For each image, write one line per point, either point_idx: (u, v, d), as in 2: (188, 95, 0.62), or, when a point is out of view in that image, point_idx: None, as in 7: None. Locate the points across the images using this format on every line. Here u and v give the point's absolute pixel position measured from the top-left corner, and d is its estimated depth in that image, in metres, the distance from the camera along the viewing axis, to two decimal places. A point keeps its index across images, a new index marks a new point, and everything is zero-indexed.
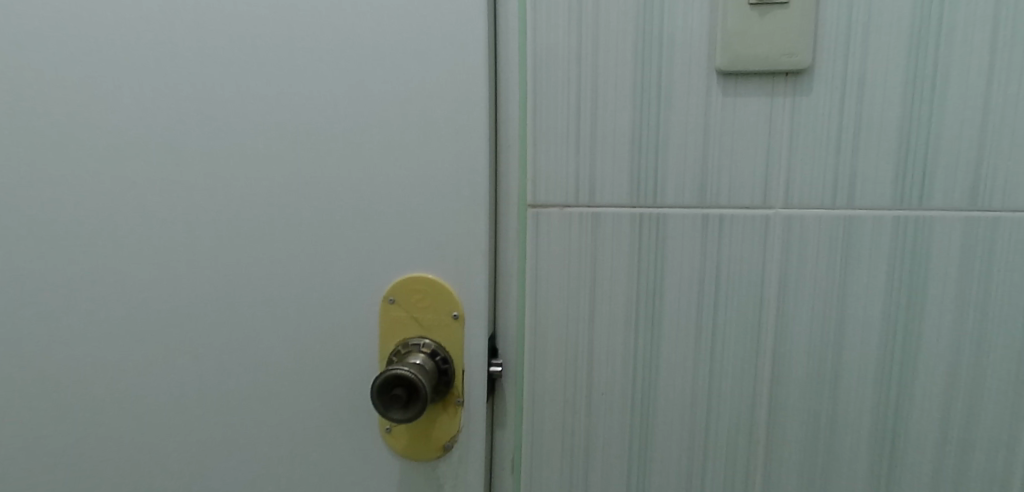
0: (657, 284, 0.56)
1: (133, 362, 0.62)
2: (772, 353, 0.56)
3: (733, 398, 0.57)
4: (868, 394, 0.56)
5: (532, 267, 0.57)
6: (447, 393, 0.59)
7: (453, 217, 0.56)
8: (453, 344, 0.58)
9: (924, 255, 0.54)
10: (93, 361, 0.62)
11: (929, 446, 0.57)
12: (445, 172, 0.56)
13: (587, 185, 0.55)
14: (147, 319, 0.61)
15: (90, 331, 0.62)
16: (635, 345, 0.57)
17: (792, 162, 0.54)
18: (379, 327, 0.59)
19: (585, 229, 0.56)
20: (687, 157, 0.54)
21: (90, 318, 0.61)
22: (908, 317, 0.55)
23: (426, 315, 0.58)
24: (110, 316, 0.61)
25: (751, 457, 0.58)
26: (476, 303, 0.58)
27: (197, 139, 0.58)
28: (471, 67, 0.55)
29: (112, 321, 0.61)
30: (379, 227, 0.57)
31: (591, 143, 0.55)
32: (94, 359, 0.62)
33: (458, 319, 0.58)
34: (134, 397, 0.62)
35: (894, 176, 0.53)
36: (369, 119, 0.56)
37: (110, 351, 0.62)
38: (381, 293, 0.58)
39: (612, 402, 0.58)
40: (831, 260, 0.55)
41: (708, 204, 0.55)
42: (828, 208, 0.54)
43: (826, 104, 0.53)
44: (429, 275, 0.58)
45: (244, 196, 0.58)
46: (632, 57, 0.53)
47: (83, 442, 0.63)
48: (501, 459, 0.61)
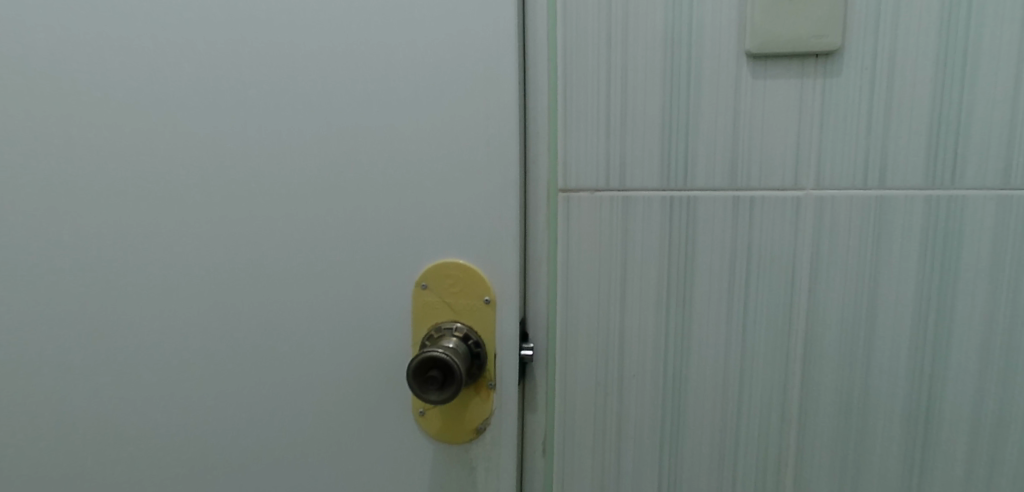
0: (688, 266, 0.56)
1: (174, 349, 0.63)
2: (805, 333, 0.57)
3: (765, 379, 0.57)
4: (902, 375, 0.56)
5: (564, 250, 0.58)
6: (480, 376, 0.59)
7: (485, 203, 0.57)
8: (485, 328, 0.59)
9: (957, 234, 0.54)
10: (135, 349, 0.64)
11: (964, 425, 0.57)
12: (476, 158, 0.57)
13: (617, 169, 0.56)
14: (187, 308, 0.62)
15: (131, 320, 0.63)
16: (666, 327, 0.58)
17: (824, 143, 0.54)
18: (412, 313, 0.60)
19: (616, 212, 0.56)
20: (717, 140, 0.54)
21: (131, 307, 0.63)
22: (941, 296, 0.55)
23: (458, 300, 0.59)
24: (150, 306, 0.63)
25: (784, 437, 0.58)
26: (507, 286, 0.58)
27: (233, 130, 0.60)
28: (501, 54, 0.55)
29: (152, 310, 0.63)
30: (412, 214, 0.58)
31: (622, 128, 0.55)
32: (136, 347, 0.64)
33: (490, 303, 0.59)
34: (176, 383, 0.64)
35: (926, 155, 0.53)
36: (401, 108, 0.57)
37: (151, 339, 0.63)
38: (414, 279, 0.59)
39: (643, 384, 0.59)
40: (863, 240, 0.55)
41: (739, 186, 0.55)
42: (859, 188, 0.54)
43: (857, 84, 0.53)
44: (461, 260, 0.59)
45: (280, 185, 0.60)
46: (662, 42, 0.54)
47: (125, 428, 0.65)
48: (533, 443, 0.62)
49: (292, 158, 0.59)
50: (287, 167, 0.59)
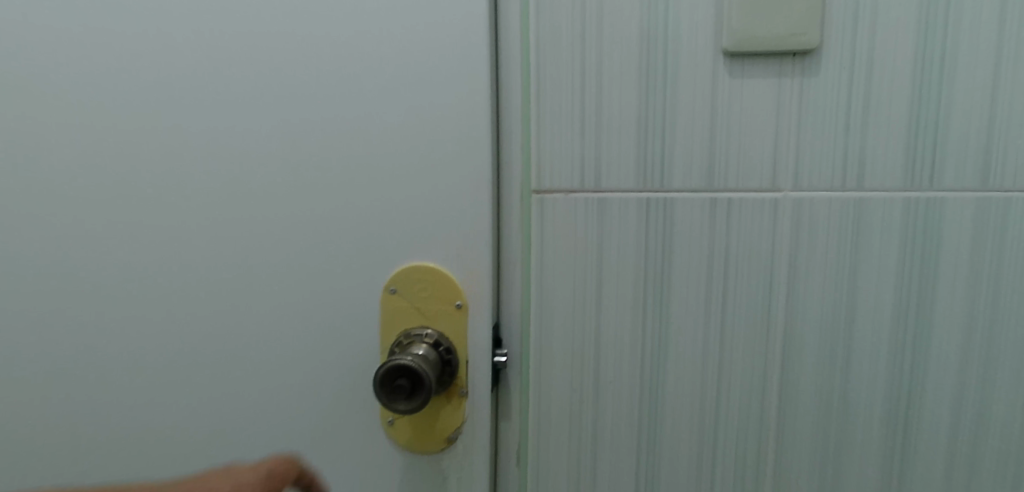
0: (665, 269, 0.55)
1: (129, 358, 0.60)
2: (783, 338, 0.55)
3: (744, 384, 0.56)
4: (881, 380, 0.56)
5: (538, 253, 0.56)
6: (451, 384, 0.57)
7: (455, 204, 0.55)
8: (457, 334, 0.57)
9: (935, 237, 0.53)
10: (87, 358, 0.60)
11: (943, 430, 0.56)
12: (447, 157, 0.55)
13: (592, 169, 0.54)
14: (144, 314, 0.60)
15: (83, 327, 0.60)
16: (643, 332, 0.56)
17: (802, 143, 0.53)
18: (380, 318, 0.58)
19: (591, 214, 0.55)
20: (694, 140, 0.53)
21: (84, 313, 0.60)
22: (919, 300, 0.54)
23: (429, 305, 0.57)
24: (104, 312, 0.60)
25: (763, 445, 0.57)
26: (480, 290, 0.56)
27: (192, 128, 0.57)
28: (473, 51, 0.53)
29: (107, 317, 0.60)
30: (380, 216, 0.56)
31: (597, 127, 0.53)
32: (89, 355, 0.60)
33: (462, 308, 0.57)
34: (132, 393, 0.61)
35: (904, 157, 0.52)
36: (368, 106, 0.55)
37: (105, 347, 0.60)
38: (383, 283, 0.57)
39: (620, 391, 0.57)
40: (841, 243, 0.54)
41: (716, 188, 0.53)
42: (837, 190, 0.53)
43: (835, 84, 0.52)
44: (431, 263, 0.57)
45: (242, 186, 0.57)
46: (637, 39, 0.52)
47: (78, 441, 0.62)
48: (507, 451, 0.60)
49: (255, 157, 0.57)
50: (249, 166, 0.57)
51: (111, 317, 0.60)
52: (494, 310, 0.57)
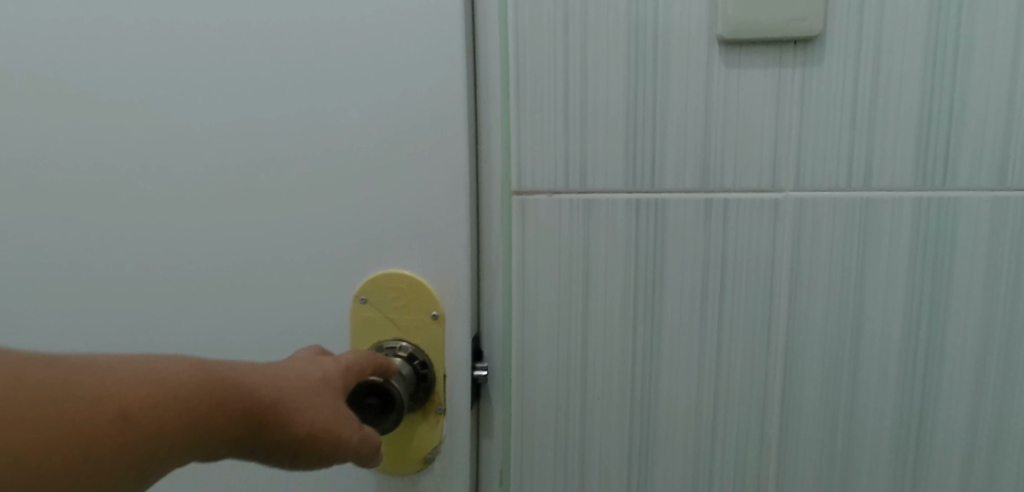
0: (657, 276, 0.51)
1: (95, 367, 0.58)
2: (785, 349, 0.51)
3: (743, 399, 0.52)
4: (890, 394, 0.51)
5: (519, 260, 0.52)
6: (428, 400, 0.53)
7: (430, 206, 0.51)
8: (433, 347, 0.53)
9: (948, 239, 0.49)
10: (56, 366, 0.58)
11: (958, 448, 0.52)
12: (421, 156, 0.51)
13: (578, 168, 0.50)
14: (109, 324, 0.57)
15: (49, 336, 0.58)
16: (634, 344, 0.52)
17: (804, 139, 0.49)
18: (351, 330, 0.54)
19: (577, 216, 0.51)
20: (688, 136, 0.49)
21: (49, 322, 0.58)
22: (931, 308, 0.50)
23: (403, 316, 0.53)
24: (69, 320, 0.57)
25: (763, 465, 0.53)
26: (458, 299, 0.52)
27: (152, 127, 0.54)
28: (445, 40, 0.49)
29: (71, 326, 0.57)
30: (350, 220, 0.52)
31: (582, 123, 0.49)
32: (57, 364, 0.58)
33: (439, 318, 0.53)
34: None
35: (915, 153, 0.48)
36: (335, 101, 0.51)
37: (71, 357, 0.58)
38: (354, 292, 0.53)
39: (609, 407, 0.53)
40: (847, 247, 0.50)
41: (712, 188, 0.49)
42: (843, 190, 0.49)
43: (839, 75, 0.48)
44: (405, 270, 0.52)
45: (205, 188, 0.54)
46: (625, 28, 0.48)
47: None
48: (489, 471, 0.56)
49: (218, 158, 0.53)
50: (213, 168, 0.53)
51: (76, 325, 0.57)
52: (473, 321, 0.53)
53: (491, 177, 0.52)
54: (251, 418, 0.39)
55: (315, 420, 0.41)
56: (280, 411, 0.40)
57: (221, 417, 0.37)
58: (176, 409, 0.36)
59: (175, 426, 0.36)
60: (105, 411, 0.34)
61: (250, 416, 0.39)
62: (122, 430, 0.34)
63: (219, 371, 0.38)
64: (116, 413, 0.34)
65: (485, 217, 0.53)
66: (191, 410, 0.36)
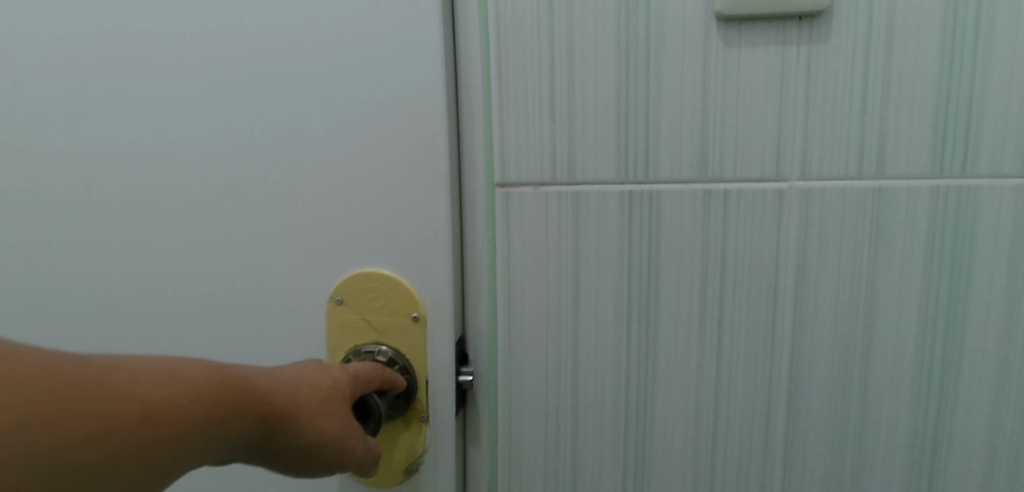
0: (652, 274, 0.47)
1: None
2: (790, 351, 0.48)
3: (745, 406, 0.49)
4: (904, 399, 0.48)
5: (504, 258, 0.48)
6: (409, 407, 0.50)
7: (409, 202, 0.48)
8: (415, 350, 0.50)
9: (968, 233, 0.46)
10: None
11: (977, 457, 0.48)
12: (396, 147, 0.47)
13: (566, 158, 0.46)
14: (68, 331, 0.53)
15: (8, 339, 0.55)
16: (628, 346, 0.48)
17: (811, 125, 0.45)
18: (326, 333, 0.50)
19: (565, 211, 0.47)
20: (684, 122, 0.45)
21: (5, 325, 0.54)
22: (949, 307, 0.47)
23: (381, 317, 0.50)
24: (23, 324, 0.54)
25: (767, 475, 0.50)
26: (439, 301, 0.49)
27: (109, 121, 0.50)
28: (422, 20, 0.46)
29: (28, 334, 0.54)
30: (321, 215, 0.49)
31: (569, 109, 0.46)
32: None
33: (421, 321, 0.49)
34: None
35: (931, 139, 0.45)
36: (303, 88, 0.47)
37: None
38: (328, 292, 0.50)
39: (602, 415, 0.50)
40: (857, 241, 0.46)
41: (710, 178, 0.46)
42: (852, 179, 0.45)
43: (848, 53, 0.44)
44: (384, 270, 0.49)
45: (168, 185, 0.50)
46: (615, 4, 0.44)
47: None
48: (476, 482, 0.53)
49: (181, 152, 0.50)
50: (176, 163, 0.50)
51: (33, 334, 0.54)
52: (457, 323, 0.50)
53: (474, 169, 0.49)
54: (267, 426, 0.38)
55: (326, 429, 0.40)
56: (295, 420, 0.39)
57: (239, 425, 0.37)
58: (200, 413, 0.35)
59: (198, 430, 0.35)
60: (135, 412, 0.33)
61: (267, 424, 0.38)
62: (149, 432, 0.33)
63: (237, 375, 0.37)
64: (141, 413, 0.33)
65: (467, 212, 0.50)
66: (213, 414, 0.35)
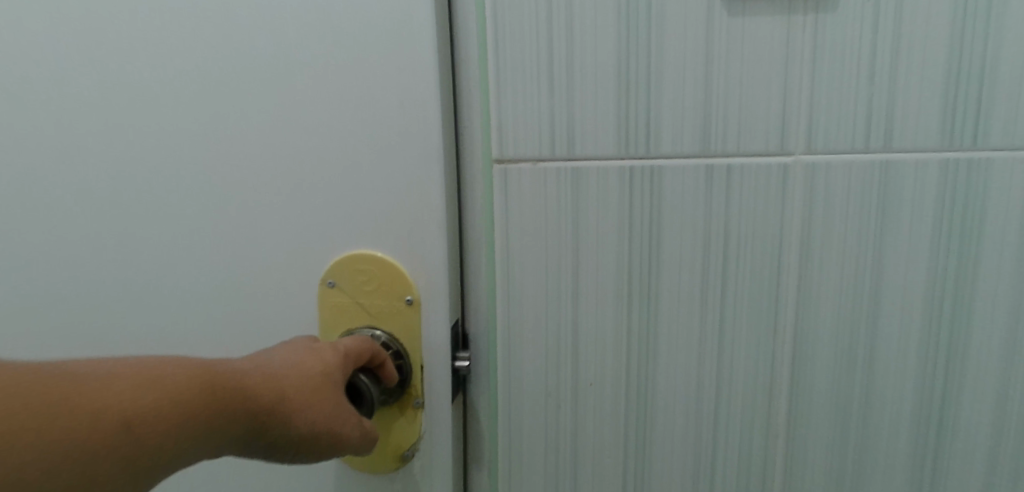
0: (653, 251, 0.46)
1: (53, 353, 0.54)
2: (794, 328, 0.47)
3: (747, 383, 0.48)
4: (910, 376, 0.47)
5: (502, 235, 0.48)
6: (404, 393, 0.50)
7: (404, 180, 0.47)
8: (410, 335, 0.49)
9: (978, 207, 0.44)
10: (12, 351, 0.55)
11: (984, 435, 0.48)
12: (393, 122, 0.46)
13: (564, 132, 0.45)
14: (67, 311, 0.53)
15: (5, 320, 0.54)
16: (629, 324, 0.48)
17: (817, 95, 0.43)
18: (319, 317, 0.50)
19: (564, 187, 0.46)
20: (686, 94, 0.44)
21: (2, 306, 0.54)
22: (957, 283, 0.46)
23: (375, 301, 0.49)
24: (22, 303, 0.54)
25: (769, 453, 0.49)
26: (435, 284, 0.48)
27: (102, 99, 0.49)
28: None
29: (28, 314, 0.54)
30: (314, 197, 0.48)
31: (567, 82, 0.45)
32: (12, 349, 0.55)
33: (416, 305, 0.49)
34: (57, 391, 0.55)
35: (941, 110, 0.43)
36: (293, 67, 0.46)
37: (31, 347, 0.54)
38: (321, 275, 0.49)
39: (603, 394, 0.49)
40: (863, 216, 0.45)
41: (713, 152, 0.45)
42: (859, 152, 0.44)
43: (856, 20, 0.42)
44: (378, 253, 0.48)
45: (163, 163, 0.49)
46: None
47: None
48: (476, 460, 0.53)
49: (175, 129, 0.49)
50: (169, 140, 0.49)
51: (34, 314, 0.54)
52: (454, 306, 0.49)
53: (472, 143, 0.48)
54: (251, 421, 0.38)
55: (315, 420, 0.40)
56: (280, 414, 0.39)
57: (221, 422, 0.37)
58: (177, 414, 0.35)
59: (177, 430, 0.35)
60: (109, 420, 0.33)
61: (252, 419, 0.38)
62: (126, 438, 0.33)
63: (217, 371, 0.37)
64: (118, 422, 0.33)
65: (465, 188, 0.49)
66: (192, 413, 0.35)
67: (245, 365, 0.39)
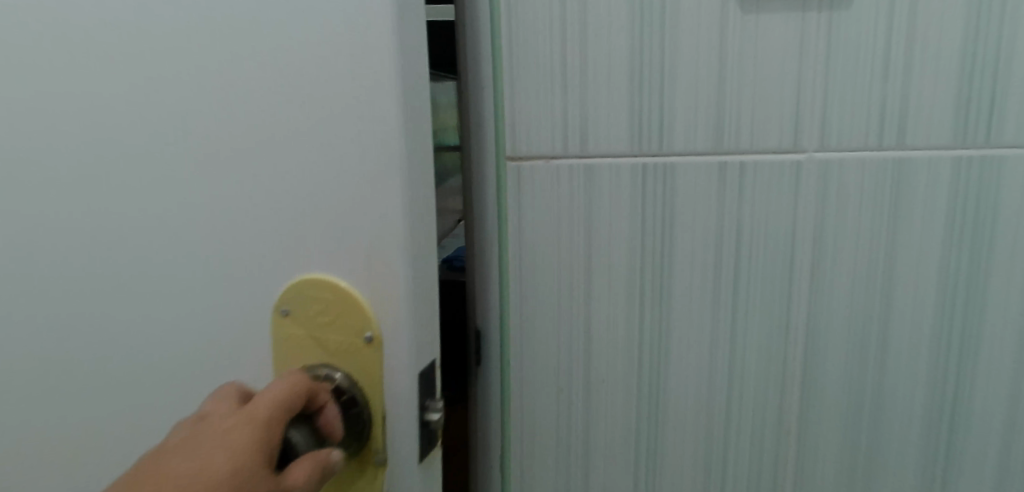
0: (665, 248, 0.46)
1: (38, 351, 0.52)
2: (807, 325, 0.47)
3: (760, 380, 0.48)
4: (921, 373, 0.47)
5: (515, 232, 0.48)
6: (364, 446, 0.43)
7: (364, 191, 0.39)
8: (369, 379, 0.42)
9: (992, 205, 0.44)
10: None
11: (994, 431, 0.48)
12: (354, 117, 0.38)
13: (578, 130, 0.45)
14: (57, 319, 0.50)
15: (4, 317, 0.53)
16: (640, 321, 0.48)
17: (830, 92, 0.44)
18: (276, 348, 0.44)
19: (577, 184, 0.46)
20: (699, 91, 0.44)
21: None
22: (969, 281, 0.46)
23: (332, 335, 0.43)
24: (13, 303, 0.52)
25: (780, 450, 0.49)
26: (398, 321, 0.41)
27: (73, 94, 0.45)
28: None
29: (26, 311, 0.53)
30: (269, 215, 0.42)
31: (581, 79, 0.45)
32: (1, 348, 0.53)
33: (375, 346, 0.41)
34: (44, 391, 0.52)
35: (955, 108, 0.43)
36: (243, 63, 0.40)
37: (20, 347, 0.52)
38: (275, 302, 0.43)
39: (615, 391, 0.49)
40: (876, 213, 0.45)
41: (726, 150, 0.45)
42: (872, 149, 0.44)
43: (870, 18, 0.43)
44: (341, 279, 0.41)
45: (125, 169, 0.45)
46: None
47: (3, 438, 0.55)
48: (488, 462, 0.51)
49: (140, 124, 0.44)
50: (135, 138, 0.44)
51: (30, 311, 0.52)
52: (420, 352, 0.41)
53: (481, 141, 0.46)
54: None
55: None
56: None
57: None
58: None
59: None
60: None
61: None
62: None
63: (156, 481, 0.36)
64: None
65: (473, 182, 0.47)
66: None
67: (150, 451, 0.39)
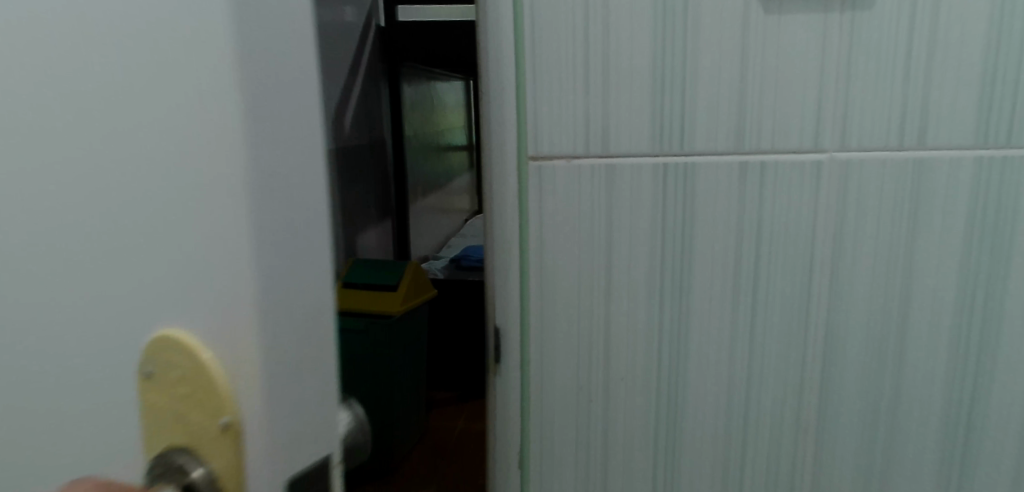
0: (686, 248, 0.47)
1: None
2: (826, 324, 0.47)
3: (779, 378, 0.48)
4: (940, 374, 0.48)
5: (536, 232, 0.48)
6: None
7: (215, 232, 0.30)
8: (228, 478, 0.32)
9: (1010, 206, 0.45)
10: None
11: (1010, 430, 0.48)
12: (215, 127, 0.28)
13: (599, 130, 0.46)
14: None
15: None
16: (660, 321, 0.48)
17: (852, 93, 0.44)
18: (145, 417, 0.36)
19: (598, 183, 0.46)
20: (721, 91, 0.44)
21: None
22: (988, 281, 0.46)
23: (191, 412, 0.33)
24: None
25: (798, 449, 0.50)
26: (254, 409, 0.31)
27: None
28: None
29: None
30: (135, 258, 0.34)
31: (603, 80, 0.45)
32: None
33: (231, 439, 0.31)
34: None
35: (975, 109, 0.44)
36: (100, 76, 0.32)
37: None
38: (140, 363, 0.35)
39: (634, 389, 0.50)
40: (897, 214, 0.45)
41: (748, 150, 0.45)
42: (893, 150, 0.44)
43: (892, 19, 0.43)
44: (206, 351, 0.32)
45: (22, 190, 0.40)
46: None
47: None
48: (505, 457, 0.53)
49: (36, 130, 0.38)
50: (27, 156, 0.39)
51: None
52: (284, 452, 0.31)
53: (501, 141, 0.47)
54: None
55: None
56: None
57: None
58: None
59: None
60: None
61: None
62: None
63: None
64: None
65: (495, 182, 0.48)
66: None
67: None
